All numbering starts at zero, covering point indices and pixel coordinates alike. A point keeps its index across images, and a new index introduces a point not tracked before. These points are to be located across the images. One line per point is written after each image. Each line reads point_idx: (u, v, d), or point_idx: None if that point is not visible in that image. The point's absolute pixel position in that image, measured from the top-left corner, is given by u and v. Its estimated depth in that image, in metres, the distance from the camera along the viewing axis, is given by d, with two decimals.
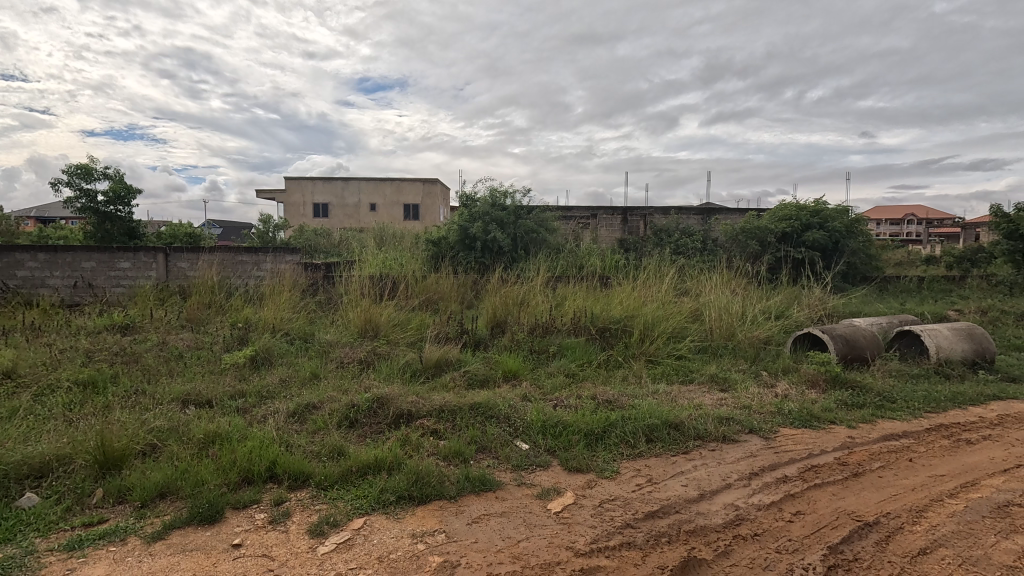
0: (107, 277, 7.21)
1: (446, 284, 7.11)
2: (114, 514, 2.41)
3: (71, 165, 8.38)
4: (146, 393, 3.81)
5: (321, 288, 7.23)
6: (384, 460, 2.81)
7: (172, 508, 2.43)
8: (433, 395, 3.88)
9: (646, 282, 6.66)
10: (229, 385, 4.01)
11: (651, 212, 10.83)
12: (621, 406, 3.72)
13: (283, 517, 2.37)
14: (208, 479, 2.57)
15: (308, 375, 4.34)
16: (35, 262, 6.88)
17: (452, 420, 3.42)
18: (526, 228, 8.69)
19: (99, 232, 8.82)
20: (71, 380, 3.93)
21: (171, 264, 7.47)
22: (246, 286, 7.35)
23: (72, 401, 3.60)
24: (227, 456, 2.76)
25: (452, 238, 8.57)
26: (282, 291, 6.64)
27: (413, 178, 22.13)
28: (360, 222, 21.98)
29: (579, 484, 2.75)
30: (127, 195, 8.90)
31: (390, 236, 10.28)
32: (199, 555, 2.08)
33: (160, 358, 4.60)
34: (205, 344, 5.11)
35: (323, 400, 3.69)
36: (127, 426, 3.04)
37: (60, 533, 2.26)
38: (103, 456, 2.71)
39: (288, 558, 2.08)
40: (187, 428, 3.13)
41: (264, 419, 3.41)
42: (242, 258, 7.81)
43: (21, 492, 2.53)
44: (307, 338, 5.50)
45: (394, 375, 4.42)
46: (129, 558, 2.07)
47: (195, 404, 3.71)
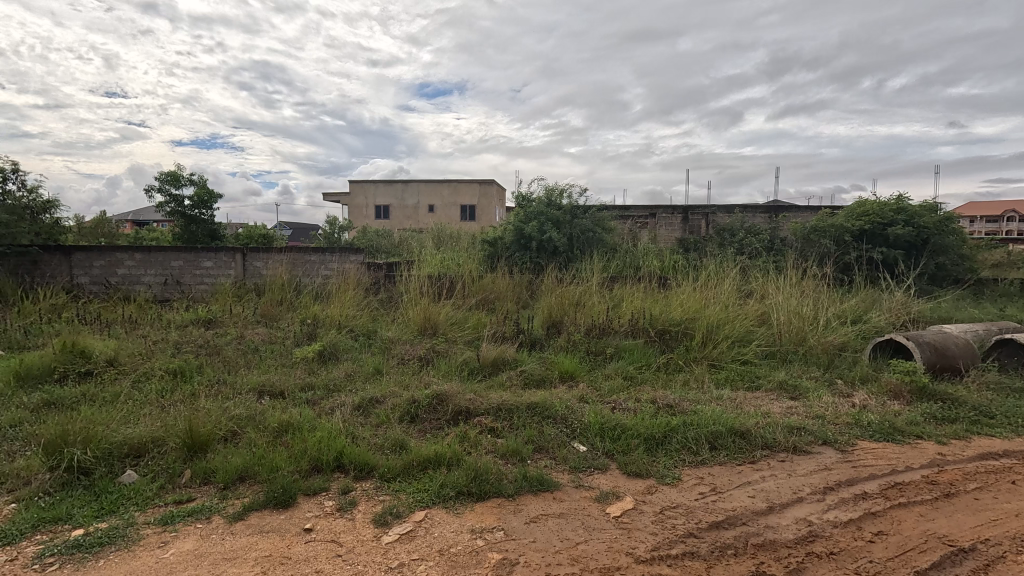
0: (193, 275, 7.86)
1: (502, 284, 7.18)
2: (201, 494, 2.61)
3: (161, 174, 9.18)
4: (227, 382, 4.12)
5: (383, 287, 7.51)
6: (443, 454, 2.88)
7: (250, 491, 2.61)
8: (491, 393, 3.92)
9: (707, 283, 6.43)
10: (299, 377, 4.26)
11: (713, 211, 10.40)
12: (682, 411, 3.61)
13: (350, 505, 2.47)
14: (283, 466, 2.74)
15: (372, 370, 4.52)
16: (132, 261, 7.73)
17: (509, 419, 3.45)
18: (582, 228, 8.60)
19: (185, 235, 9.60)
20: (163, 368, 4.31)
21: (248, 263, 8.01)
22: (314, 284, 7.75)
23: (164, 388, 3.94)
24: (300, 445, 2.93)
25: (508, 238, 8.60)
26: (347, 290, 6.94)
27: (470, 180, 22.34)
28: (419, 223, 22.54)
29: (638, 489, 2.69)
30: (210, 199, 9.64)
31: (448, 237, 10.49)
32: (275, 537, 2.22)
33: (239, 351, 4.95)
34: (278, 338, 5.45)
35: (386, 394, 3.82)
36: (212, 412, 3.29)
37: (155, 508, 2.49)
38: (191, 440, 2.95)
39: (355, 544, 2.18)
40: (264, 417, 3.35)
41: (332, 411, 3.59)
42: (311, 258, 8.21)
43: (123, 469, 2.80)
44: (370, 334, 5.72)
45: (453, 372, 4.52)
46: (214, 535, 2.24)
47: (270, 395, 3.97)
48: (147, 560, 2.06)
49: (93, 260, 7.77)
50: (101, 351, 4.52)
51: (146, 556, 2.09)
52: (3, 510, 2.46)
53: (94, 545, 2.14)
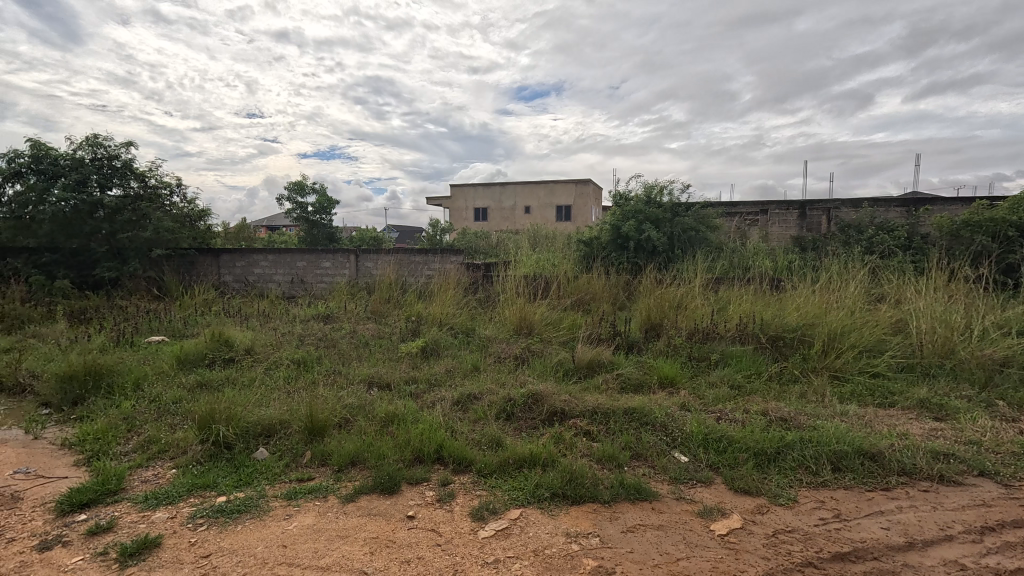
0: (315, 274, 8.69)
1: (598, 285, 7.05)
2: (319, 474, 2.87)
3: (289, 184, 10.28)
4: (342, 373, 4.49)
5: (481, 287, 7.74)
6: (539, 454, 2.88)
7: (361, 475, 2.81)
8: (586, 395, 3.87)
9: (829, 286, 5.80)
10: (404, 371, 4.52)
11: (836, 206, 9.39)
12: (799, 426, 3.28)
13: (449, 497, 2.57)
14: (389, 454, 2.92)
15: (470, 366, 4.67)
16: (266, 262, 8.74)
17: (605, 423, 3.37)
18: (683, 227, 8.19)
19: (308, 238, 10.64)
20: (289, 358, 4.82)
21: (360, 263, 8.68)
22: (417, 283, 8.19)
23: (290, 375, 4.40)
24: (404, 435, 3.10)
25: (604, 238, 8.43)
26: (448, 289, 7.25)
27: (566, 180, 22.23)
28: (515, 224, 22.91)
29: (747, 507, 2.49)
30: (329, 206, 10.59)
31: (544, 237, 10.54)
32: (381, 520, 2.36)
33: (352, 344, 5.38)
34: (386, 333, 5.84)
35: (483, 391, 3.92)
36: (329, 400, 3.60)
37: (282, 483, 2.78)
38: (311, 424, 3.25)
39: (453, 536, 2.25)
40: (372, 407, 3.60)
41: (433, 404, 3.77)
42: (415, 259, 8.68)
43: (256, 446, 3.16)
44: (468, 332, 5.92)
45: (547, 372, 4.53)
46: (330, 513, 2.44)
47: (378, 386, 4.26)
48: (275, 529, 2.30)
49: (236, 261, 8.89)
50: (241, 340, 5.15)
51: (274, 525, 2.33)
52: (166, 473, 2.90)
53: (234, 511, 2.43)
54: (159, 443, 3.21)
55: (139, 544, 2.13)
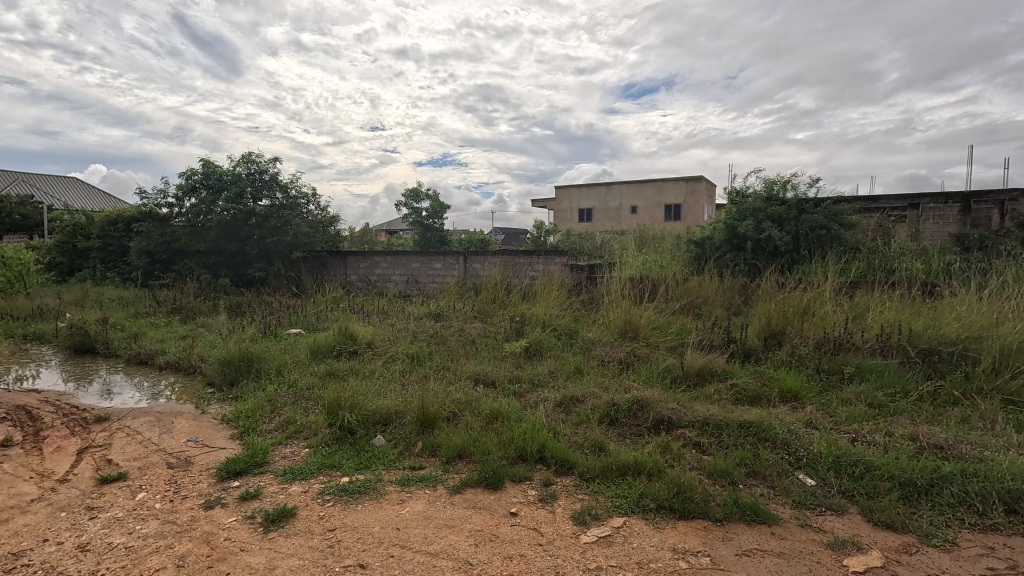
0: (427, 275, 9.24)
1: (711, 288, 6.63)
2: (429, 464, 3.04)
3: (406, 191, 11.03)
4: (451, 369, 4.72)
5: (585, 288, 7.66)
6: (643, 463, 2.78)
7: (467, 469, 2.93)
8: (697, 405, 3.66)
9: (1002, 292, 4.88)
10: (508, 370, 4.63)
11: (1013, 197, 7.87)
12: (959, 456, 2.79)
13: (551, 498, 2.58)
14: (494, 450, 3.00)
15: (573, 369, 4.65)
16: (385, 264, 9.47)
17: (717, 436, 3.16)
18: (811, 224, 7.39)
19: (422, 241, 11.33)
20: (404, 352, 5.17)
21: (468, 265, 9.05)
22: (522, 284, 8.34)
23: (405, 369, 4.72)
24: (508, 433, 3.17)
25: (718, 238, 7.90)
26: (552, 290, 7.28)
27: (676, 178, 21.16)
28: (620, 225, 22.32)
29: (890, 545, 2.18)
30: (441, 210, 11.18)
31: (651, 238, 10.16)
32: (486, 514, 2.44)
33: (460, 342, 5.62)
34: (491, 332, 6.02)
35: (586, 394, 3.88)
36: (438, 394, 3.80)
37: (397, 469, 2.98)
38: (423, 416, 3.45)
39: (555, 537, 2.25)
40: (478, 403, 3.73)
41: (536, 404, 3.81)
42: (520, 260, 8.82)
43: (375, 433, 3.43)
44: (572, 334, 5.90)
45: (654, 378, 4.35)
46: (439, 502, 2.57)
47: (484, 383, 4.41)
48: (390, 512, 2.47)
49: (360, 263, 9.75)
50: (363, 335, 5.63)
51: (389, 508, 2.51)
52: (301, 452, 3.25)
53: (355, 491, 2.66)
54: (295, 424, 3.62)
55: (279, 512, 2.41)
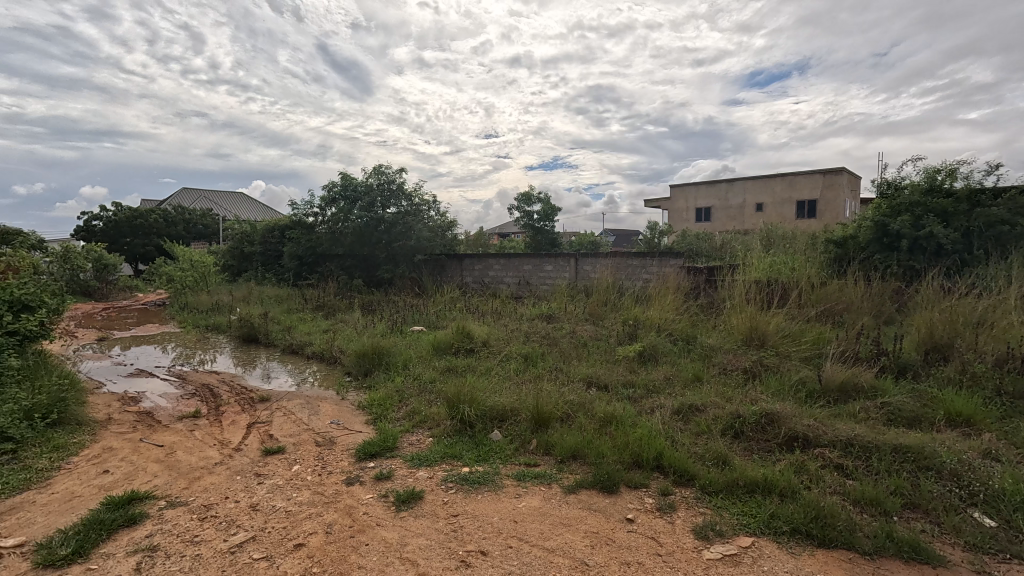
0: (539, 277, 9.39)
1: (854, 293, 5.90)
2: (544, 462, 3.09)
3: (519, 195, 11.31)
4: (563, 370, 4.75)
5: (704, 292, 7.24)
6: (774, 481, 2.57)
7: (581, 470, 2.94)
8: (838, 423, 3.28)
9: None
10: (622, 374, 4.54)
11: None
12: None
13: (669, 507, 2.49)
14: (609, 454, 2.97)
15: (692, 376, 4.42)
16: (499, 266, 9.81)
17: (865, 460, 2.81)
18: (989, 219, 6.24)
19: (533, 243, 11.54)
20: (518, 352, 5.31)
21: (579, 267, 9.03)
22: (635, 287, 8.11)
23: (519, 368, 4.85)
24: (623, 438, 3.11)
25: (864, 237, 7.00)
26: (667, 293, 7.00)
27: (811, 170, 19.00)
28: (744, 225, 20.64)
29: None
30: (552, 213, 11.29)
31: (780, 237, 9.30)
32: (601, 517, 2.42)
33: (572, 344, 5.63)
34: (603, 336, 5.95)
35: (707, 404, 3.68)
36: (552, 394, 3.85)
37: (513, 464, 3.08)
38: (537, 415, 3.52)
39: (674, 549, 2.18)
40: (592, 406, 3.71)
41: (652, 411, 3.69)
42: (632, 262, 8.60)
43: (492, 428, 3.57)
44: (689, 340, 5.61)
45: (785, 391, 3.99)
46: (554, 500, 2.61)
47: (597, 386, 4.38)
48: (508, 505, 2.57)
49: (475, 265, 10.20)
50: (479, 333, 5.89)
51: (506, 501, 2.61)
52: (425, 440, 3.50)
53: (475, 482, 2.80)
54: (420, 415, 3.90)
55: (408, 494, 2.63)
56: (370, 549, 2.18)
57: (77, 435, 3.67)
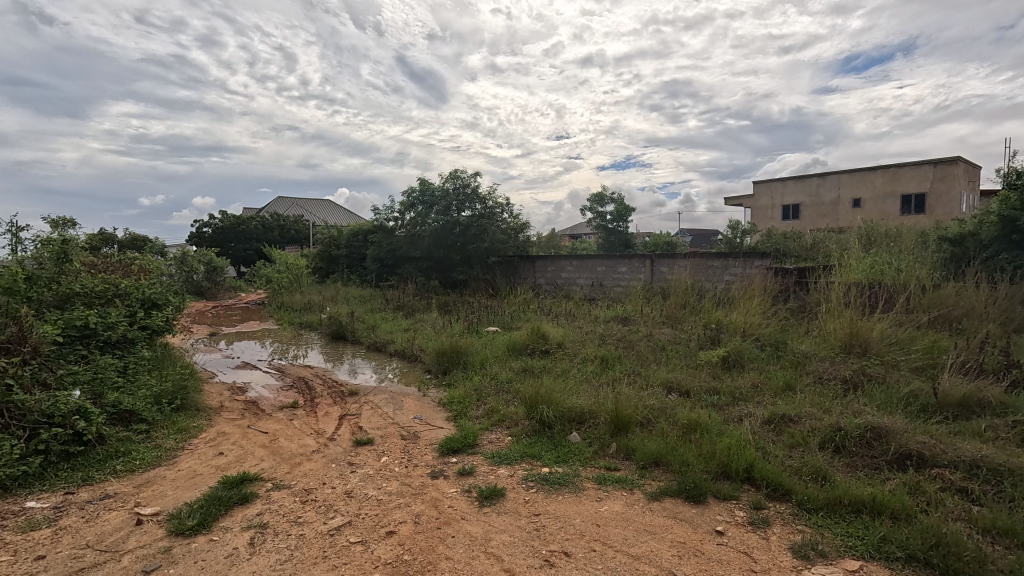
0: (613, 279, 9.23)
1: (975, 297, 5.26)
2: (624, 467, 3.03)
3: (591, 196, 11.19)
4: (641, 374, 4.63)
5: (794, 295, 6.77)
6: (884, 502, 2.36)
7: (664, 478, 2.85)
8: (959, 442, 2.94)
9: None
10: (704, 380, 4.35)
11: None
12: None
13: (763, 522, 2.36)
14: (694, 463, 2.86)
15: (782, 384, 4.15)
16: (572, 268, 9.76)
17: (994, 486, 2.50)
18: None
19: (606, 244, 11.37)
20: (593, 355, 5.25)
21: (655, 268, 8.77)
22: (716, 289, 7.75)
23: (595, 371, 4.79)
24: (709, 446, 2.99)
25: (986, 234, 6.22)
26: (752, 296, 6.62)
27: (919, 161, 17.08)
28: (839, 223, 18.77)
29: None
30: (626, 214, 11.07)
31: (882, 236, 8.49)
32: (689, 527, 2.34)
33: (649, 347, 5.48)
34: (683, 339, 5.73)
35: (802, 414, 3.43)
36: (631, 398, 3.77)
37: (593, 467, 3.05)
38: (616, 418, 3.46)
39: (770, 566, 2.05)
40: (674, 412, 3.59)
41: (740, 420, 3.50)
42: (713, 263, 8.21)
43: (570, 430, 3.56)
44: (778, 346, 5.27)
45: (892, 404, 3.63)
46: (637, 506, 2.55)
47: (678, 392, 4.23)
48: (590, 508, 2.55)
49: (548, 267, 10.22)
50: (554, 335, 5.89)
51: (588, 504, 2.59)
52: (505, 439, 3.56)
53: (555, 483, 2.81)
54: (498, 413, 3.97)
55: (491, 491, 2.68)
56: (456, 541, 2.26)
57: (196, 419, 4.10)
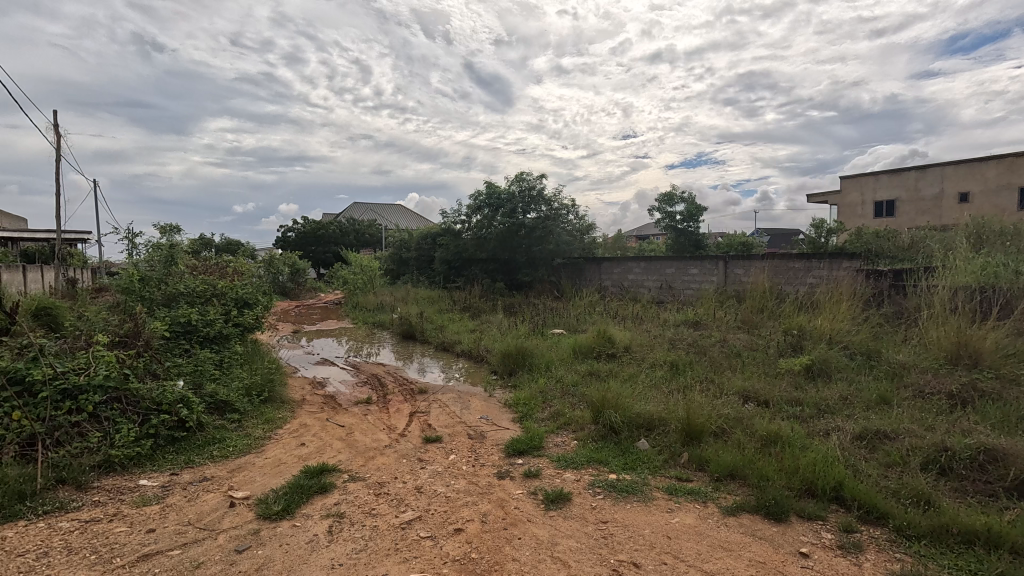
0: (683, 281, 8.88)
1: None
2: (697, 478, 2.90)
3: (660, 195, 10.84)
4: (715, 381, 4.41)
5: (889, 299, 6.18)
6: (1002, 535, 2.09)
7: (741, 492, 2.70)
8: None
9: None
10: (786, 390, 4.07)
11: None
12: None
13: (854, 547, 2.17)
14: (774, 478, 2.68)
15: (876, 398, 3.79)
16: (639, 270, 9.51)
17: None
18: None
19: (676, 246, 10.97)
20: (662, 360, 5.07)
21: (729, 270, 8.34)
22: (798, 293, 7.24)
23: (664, 377, 4.62)
24: (792, 461, 2.79)
25: None
26: (840, 300, 6.12)
27: None
28: (940, 221, 16.51)
29: None
30: (697, 213, 10.63)
31: (997, 234, 7.54)
32: (769, 546, 2.20)
33: (723, 353, 5.21)
34: (761, 346, 5.41)
35: (900, 431, 3.13)
36: (704, 406, 3.60)
37: (663, 477, 2.95)
38: (688, 427, 3.32)
39: None
40: (751, 422, 3.39)
41: (826, 434, 3.25)
42: (794, 265, 7.68)
43: (638, 437, 3.46)
44: (871, 355, 4.83)
45: (1012, 424, 3.21)
46: (711, 520, 2.44)
47: (755, 402, 3.99)
48: (660, 519, 2.46)
49: (614, 268, 10.02)
50: (621, 338, 5.75)
51: (658, 515, 2.50)
52: (570, 443, 3.52)
53: (623, 490, 2.74)
54: (564, 417, 3.94)
55: (557, 495, 2.66)
56: (522, 543, 2.26)
57: (281, 411, 4.40)
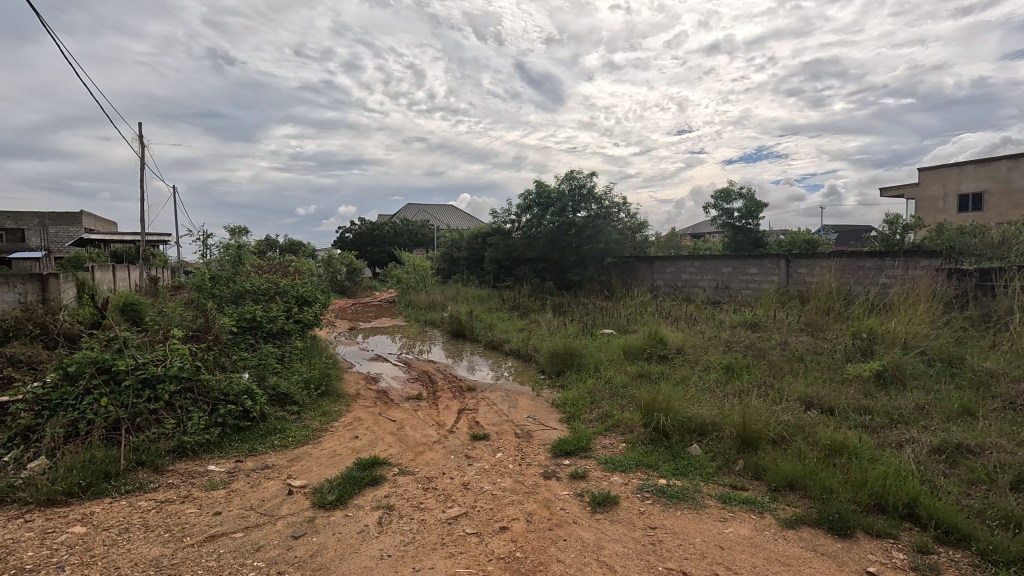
0: (740, 280, 8.51)
1: None
2: (753, 487, 2.77)
3: (717, 192, 10.45)
4: (774, 386, 4.19)
5: (974, 301, 5.65)
6: None
7: (801, 503, 2.56)
8: None
9: None
10: (853, 397, 3.81)
11: None
12: None
13: (931, 570, 2.00)
14: (838, 490, 2.51)
15: (958, 408, 3.48)
16: (693, 269, 9.22)
17: None
18: None
19: (734, 244, 10.54)
20: (717, 362, 4.89)
21: (791, 269, 7.93)
22: (869, 293, 6.77)
23: (719, 380, 4.45)
24: (859, 473, 2.60)
25: None
26: (916, 302, 5.67)
27: None
28: None
29: None
30: (757, 210, 10.15)
31: None
32: (831, 563, 2.06)
33: (784, 357, 4.95)
34: (825, 349, 5.09)
35: (985, 445, 2.85)
36: (762, 411, 3.43)
37: (716, 484, 2.83)
38: (744, 433, 3.18)
39: None
40: (814, 430, 3.19)
41: (899, 445, 3.01)
42: (864, 264, 7.19)
43: (690, 442, 3.34)
44: (952, 363, 4.45)
45: None
46: (767, 532, 2.32)
47: (819, 409, 3.76)
48: (712, 528, 2.36)
49: (667, 268, 9.76)
50: (673, 339, 5.59)
51: (710, 523, 2.40)
52: (619, 445, 3.46)
53: (674, 496, 2.66)
54: (613, 419, 3.87)
55: (604, 497, 2.62)
56: (567, 545, 2.23)
57: (337, 404, 4.58)
